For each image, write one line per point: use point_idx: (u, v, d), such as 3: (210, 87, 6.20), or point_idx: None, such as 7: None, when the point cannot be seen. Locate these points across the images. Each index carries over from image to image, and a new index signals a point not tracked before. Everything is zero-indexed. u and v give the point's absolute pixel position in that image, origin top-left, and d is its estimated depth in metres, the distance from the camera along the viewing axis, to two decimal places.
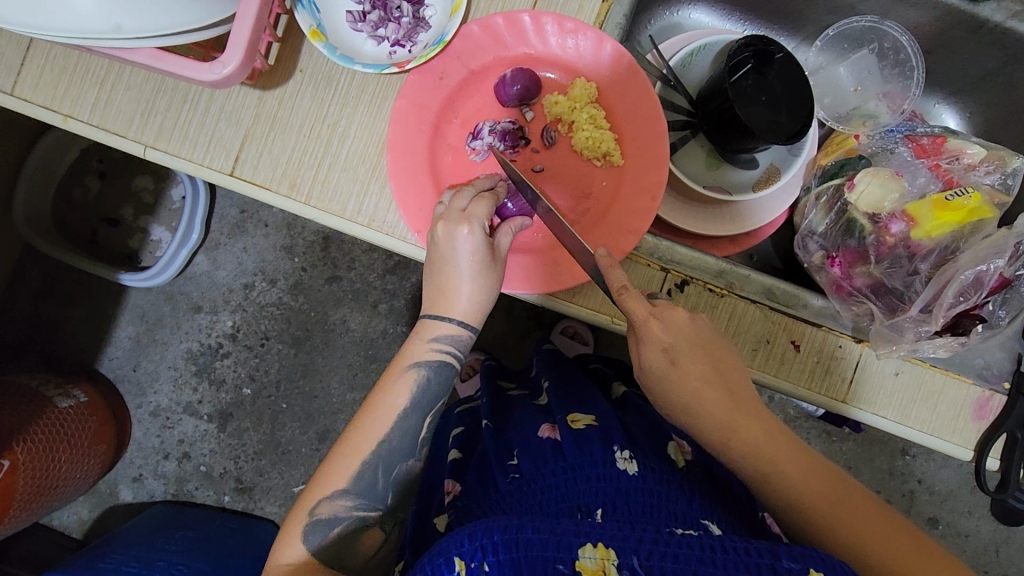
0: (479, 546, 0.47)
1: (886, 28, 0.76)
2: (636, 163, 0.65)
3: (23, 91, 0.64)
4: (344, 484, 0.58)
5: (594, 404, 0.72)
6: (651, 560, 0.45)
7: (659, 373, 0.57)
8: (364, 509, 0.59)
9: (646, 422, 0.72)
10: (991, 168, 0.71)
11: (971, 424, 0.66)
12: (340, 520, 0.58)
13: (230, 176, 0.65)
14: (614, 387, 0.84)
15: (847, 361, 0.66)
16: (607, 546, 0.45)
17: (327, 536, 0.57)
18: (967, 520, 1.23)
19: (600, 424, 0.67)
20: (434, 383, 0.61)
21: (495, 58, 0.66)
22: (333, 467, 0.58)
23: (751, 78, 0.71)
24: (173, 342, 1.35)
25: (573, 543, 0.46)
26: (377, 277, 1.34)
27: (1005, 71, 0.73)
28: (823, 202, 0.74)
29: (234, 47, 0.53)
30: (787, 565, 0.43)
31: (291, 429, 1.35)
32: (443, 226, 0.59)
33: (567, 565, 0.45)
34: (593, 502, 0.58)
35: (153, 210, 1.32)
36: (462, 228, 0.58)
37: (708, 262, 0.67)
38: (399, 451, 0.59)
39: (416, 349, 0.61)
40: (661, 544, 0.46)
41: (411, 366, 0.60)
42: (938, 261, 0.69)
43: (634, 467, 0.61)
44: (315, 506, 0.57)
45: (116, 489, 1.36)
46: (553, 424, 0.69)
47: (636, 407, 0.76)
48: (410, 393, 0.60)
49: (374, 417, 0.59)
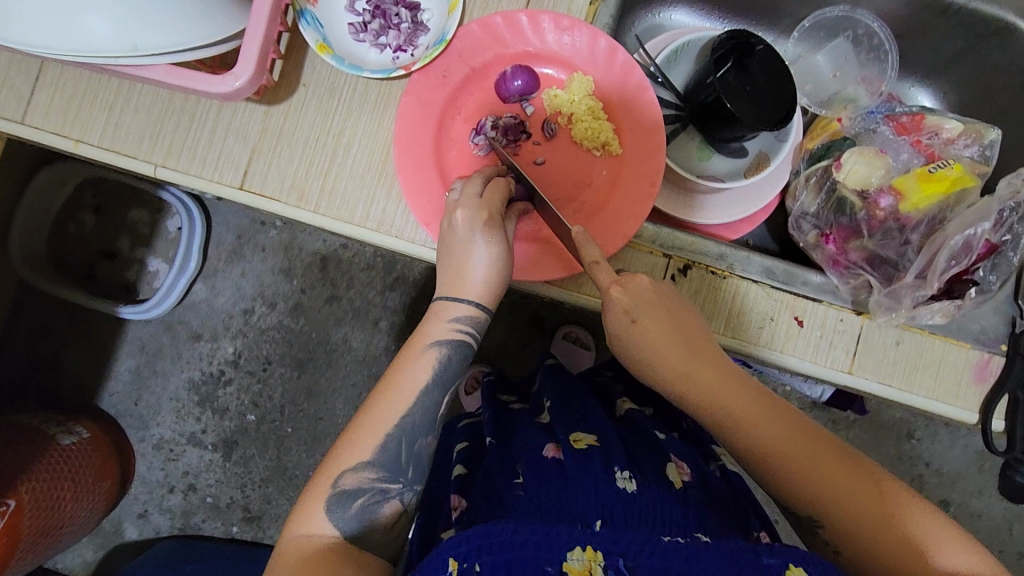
0: (474, 547, 0.47)
1: (858, 17, 0.80)
2: (634, 151, 0.68)
3: (33, 119, 0.65)
4: (371, 455, 0.59)
5: (596, 424, 0.74)
6: (637, 560, 0.47)
7: (657, 357, 0.61)
8: (387, 481, 0.59)
9: (647, 444, 0.73)
10: (969, 141, 0.74)
11: (973, 387, 0.68)
12: (363, 492, 0.58)
13: (240, 189, 0.66)
14: (618, 404, 0.83)
15: (849, 334, 0.68)
16: (595, 548, 0.47)
17: (349, 507, 0.58)
18: (976, 499, 1.25)
19: (601, 445, 0.69)
20: (455, 360, 0.63)
21: (495, 55, 0.68)
22: (352, 442, 0.60)
23: (733, 74, 0.74)
24: (174, 373, 1.35)
25: (562, 546, 0.47)
26: (377, 295, 1.34)
27: (974, 50, 0.77)
28: (812, 184, 0.76)
29: (246, 61, 0.55)
30: (767, 562, 0.48)
31: (297, 453, 1.34)
32: (461, 212, 0.61)
33: (555, 566, 0.47)
34: (592, 514, 0.59)
35: (149, 242, 1.33)
36: (481, 215, 0.61)
37: (709, 246, 0.68)
38: (416, 433, 0.61)
39: (434, 329, 0.63)
40: (650, 545, 0.48)
41: (431, 345, 0.62)
42: (928, 231, 0.72)
43: (632, 486, 0.63)
44: (339, 477, 0.59)
45: (121, 526, 1.34)
46: (556, 444, 0.70)
47: (640, 427, 0.76)
48: (433, 369, 0.62)
49: (397, 396, 0.61)
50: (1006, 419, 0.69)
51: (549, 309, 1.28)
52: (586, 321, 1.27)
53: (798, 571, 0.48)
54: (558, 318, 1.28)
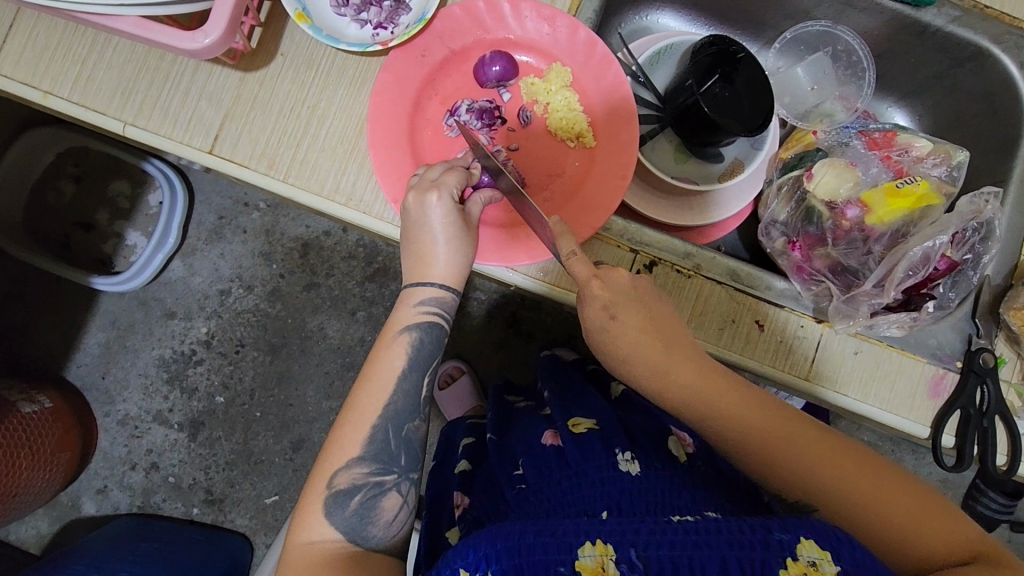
0: (483, 555, 0.48)
1: (839, 32, 0.81)
2: (608, 144, 0.68)
3: (4, 68, 0.65)
4: (359, 451, 0.59)
5: (592, 407, 0.74)
6: (647, 550, 0.46)
7: (639, 350, 0.61)
8: (380, 473, 0.59)
9: (647, 422, 0.72)
10: (938, 160, 0.75)
11: (926, 401, 0.69)
12: (359, 488, 0.58)
13: (208, 154, 0.66)
14: (612, 386, 0.84)
15: (808, 341, 0.69)
16: (605, 542, 0.46)
17: (349, 506, 0.57)
18: None
19: (601, 429, 0.68)
20: (426, 343, 0.63)
21: (476, 39, 0.69)
22: (343, 439, 0.59)
23: (719, 86, 0.75)
24: (145, 349, 1.33)
25: (572, 543, 0.47)
26: (356, 284, 1.33)
27: (949, 74, 0.79)
28: (783, 193, 0.78)
29: (217, 20, 0.56)
30: (778, 538, 0.45)
31: (264, 438, 1.32)
32: (414, 195, 0.61)
33: (567, 566, 0.46)
34: (598, 505, 0.59)
35: (129, 215, 1.31)
36: (432, 195, 0.61)
37: (675, 244, 0.70)
38: (401, 420, 0.60)
39: (404, 315, 0.63)
40: (658, 533, 0.47)
41: (403, 330, 0.63)
42: (890, 243, 0.72)
43: (637, 468, 0.61)
44: (332, 477, 0.58)
45: (79, 501, 1.31)
46: (555, 431, 0.70)
47: (638, 407, 0.76)
48: (405, 354, 0.62)
49: (373, 385, 0.61)
50: (957, 434, 0.69)
51: (527, 311, 1.27)
52: (564, 324, 1.27)
53: (812, 545, 0.45)
54: (536, 320, 1.27)
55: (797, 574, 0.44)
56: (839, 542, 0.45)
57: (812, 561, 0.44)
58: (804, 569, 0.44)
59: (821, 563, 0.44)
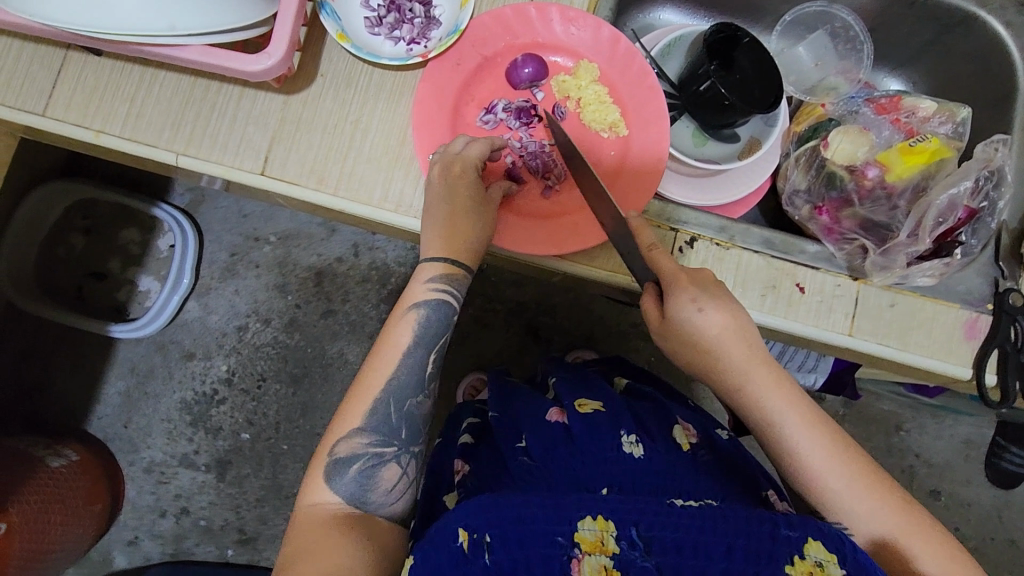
0: (486, 522, 0.50)
1: (835, 11, 0.87)
2: (641, 130, 0.72)
3: (54, 112, 0.67)
4: (360, 422, 0.61)
5: (601, 391, 0.76)
6: (649, 531, 0.49)
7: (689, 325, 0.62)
8: (380, 444, 0.61)
9: (651, 408, 0.75)
10: (943, 119, 0.79)
11: (965, 345, 0.72)
12: (358, 457, 0.60)
13: (261, 175, 0.68)
14: (615, 381, 0.87)
15: (847, 297, 0.72)
16: (607, 519, 0.50)
17: (349, 474, 0.59)
18: (966, 489, 1.28)
19: (608, 409, 0.71)
20: (434, 320, 0.64)
21: (506, 45, 0.73)
22: (345, 412, 0.62)
23: (717, 70, 0.79)
24: (166, 394, 1.33)
25: (573, 517, 0.50)
26: (372, 307, 1.35)
27: (941, 40, 0.85)
28: (802, 163, 0.82)
29: (278, 41, 0.60)
30: (786, 533, 0.48)
31: (293, 470, 1.32)
32: (440, 167, 0.65)
33: (566, 536, 0.49)
34: (599, 483, 0.62)
35: (140, 261, 1.32)
36: (458, 167, 0.65)
37: (710, 219, 0.73)
38: (403, 394, 0.62)
39: (414, 292, 0.65)
40: (662, 516, 0.49)
41: (411, 308, 0.64)
42: (913, 197, 0.77)
43: (640, 450, 0.65)
44: (333, 446, 0.60)
45: (109, 555, 1.30)
46: (561, 408, 0.73)
47: (646, 395, 0.79)
48: (412, 332, 0.64)
49: (380, 361, 0.63)
50: (999, 373, 0.71)
51: (544, 316, 1.30)
52: (581, 325, 1.29)
53: (817, 546, 0.48)
54: (553, 324, 1.29)
55: (803, 571, 0.48)
56: (848, 548, 0.48)
57: (817, 560, 0.48)
58: (811, 567, 0.48)
59: (827, 563, 0.48)
